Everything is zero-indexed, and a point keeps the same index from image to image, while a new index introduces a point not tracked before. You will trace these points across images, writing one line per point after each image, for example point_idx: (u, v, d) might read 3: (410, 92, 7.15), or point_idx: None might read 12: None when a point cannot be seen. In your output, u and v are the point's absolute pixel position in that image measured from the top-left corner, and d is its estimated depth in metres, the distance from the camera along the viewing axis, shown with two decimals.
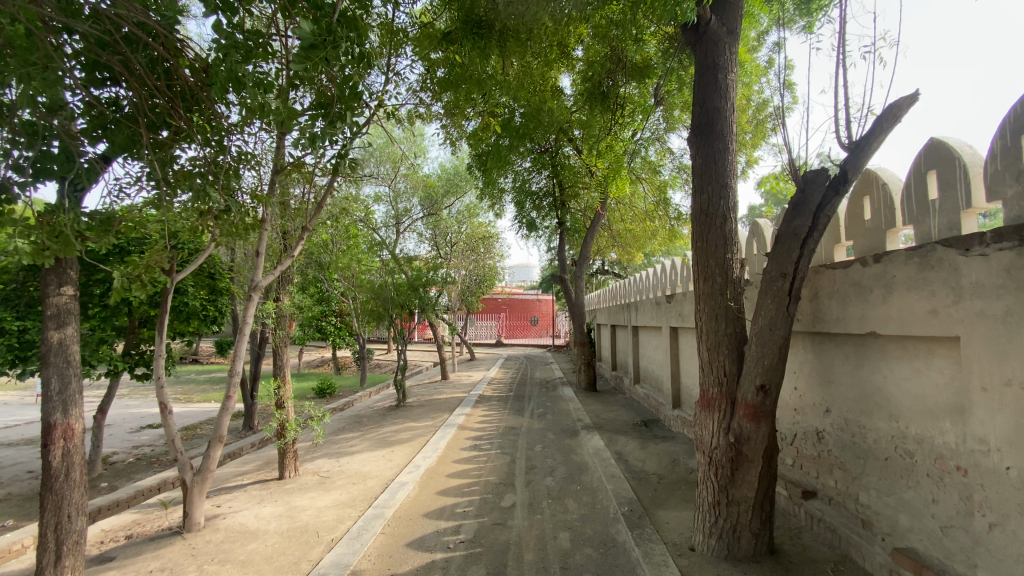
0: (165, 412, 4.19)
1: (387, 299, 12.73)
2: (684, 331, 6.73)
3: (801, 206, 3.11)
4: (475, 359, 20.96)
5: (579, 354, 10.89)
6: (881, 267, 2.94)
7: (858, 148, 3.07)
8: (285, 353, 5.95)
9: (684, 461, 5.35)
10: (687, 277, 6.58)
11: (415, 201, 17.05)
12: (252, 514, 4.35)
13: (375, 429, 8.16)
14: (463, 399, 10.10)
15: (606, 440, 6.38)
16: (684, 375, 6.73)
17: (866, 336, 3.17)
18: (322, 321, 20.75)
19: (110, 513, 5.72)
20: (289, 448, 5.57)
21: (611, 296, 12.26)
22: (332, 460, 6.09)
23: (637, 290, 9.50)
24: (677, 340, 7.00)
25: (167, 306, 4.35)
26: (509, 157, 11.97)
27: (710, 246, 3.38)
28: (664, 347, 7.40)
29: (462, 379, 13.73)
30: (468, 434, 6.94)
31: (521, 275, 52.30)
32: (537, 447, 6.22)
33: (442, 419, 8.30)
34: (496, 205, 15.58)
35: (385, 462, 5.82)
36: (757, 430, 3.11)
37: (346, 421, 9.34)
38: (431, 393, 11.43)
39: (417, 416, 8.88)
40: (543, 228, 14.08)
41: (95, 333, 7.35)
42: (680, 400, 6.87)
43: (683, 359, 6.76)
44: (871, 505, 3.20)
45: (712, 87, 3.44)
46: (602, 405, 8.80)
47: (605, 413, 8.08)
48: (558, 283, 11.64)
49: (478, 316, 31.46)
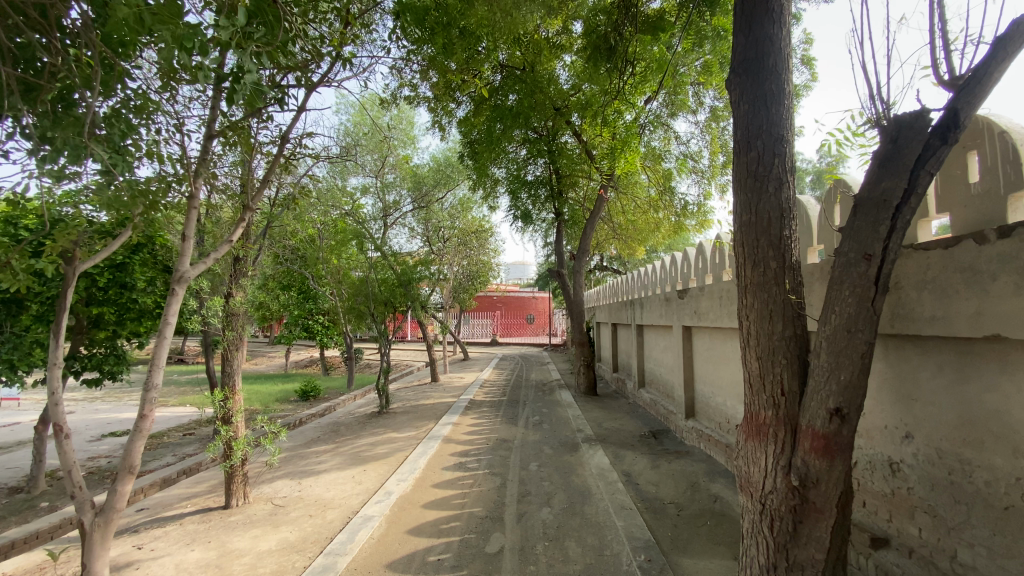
0: (60, 438, 3.32)
1: (371, 295, 11.80)
2: (698, 330, 5.89)
3: (892, 162, 2.25)
4: (469, 359, 20.08)
5: (578, 355, 10.05)
6: (1012, 246, 2.12)
7: (975, 79, 2.21)
8: (236, 359, 5.07)
9: (704, 485, 4.53)
10: (704, 269, 5.72)
11: (403, 193, 16.11)
12: (172, 563, 3.50)
13: (351, 441, 7.28)
14: (452, 404, 9.23)
15: (610, 456, 5.55)
16: (699, 381, 5.90)
17: (977, 341, 2.34)
18: (309, 320, 19.87)
19: (26, 548, 4.82)
20: (237, 472, 4.69)
21: (612, 292, 11.39)
22: (292, 484, 5.22)
23: (642, 286, 8.65)
24: (690, 341, 6.16)
25: (66, 303, 3.47)
26: (502, 143, 11.14)
27: (760, 217, 2.52)
28: (675, 349, 6.55)
29: (453, 381, 12.85)
30: (453, 448, 6.07)
31: (517, 272, 51.35)
32: (532, 465, 5.37)
33: (426, 428, 7.43)
34: (490, 196, 14.70)
35: (353, 486, 4.97)
36: (830, 471, 2.26)
37: (322, 430, 8.48)
38: (418, 397, 10.56)
39: (399, 424, 8.02)
40: (540, 221, 13.24)
41: (28, 334, 6.36)
42: (695, 410, 6.04)
43: (699, 362, 5.91)
44: (978, 568, 2.39)
45: (763, 9, 2.59)
46: (605, 412, 7.95)
47: (609, 422, 7.25)
48: (554, 278, 10.76)
49: (473, 314, 30.65)
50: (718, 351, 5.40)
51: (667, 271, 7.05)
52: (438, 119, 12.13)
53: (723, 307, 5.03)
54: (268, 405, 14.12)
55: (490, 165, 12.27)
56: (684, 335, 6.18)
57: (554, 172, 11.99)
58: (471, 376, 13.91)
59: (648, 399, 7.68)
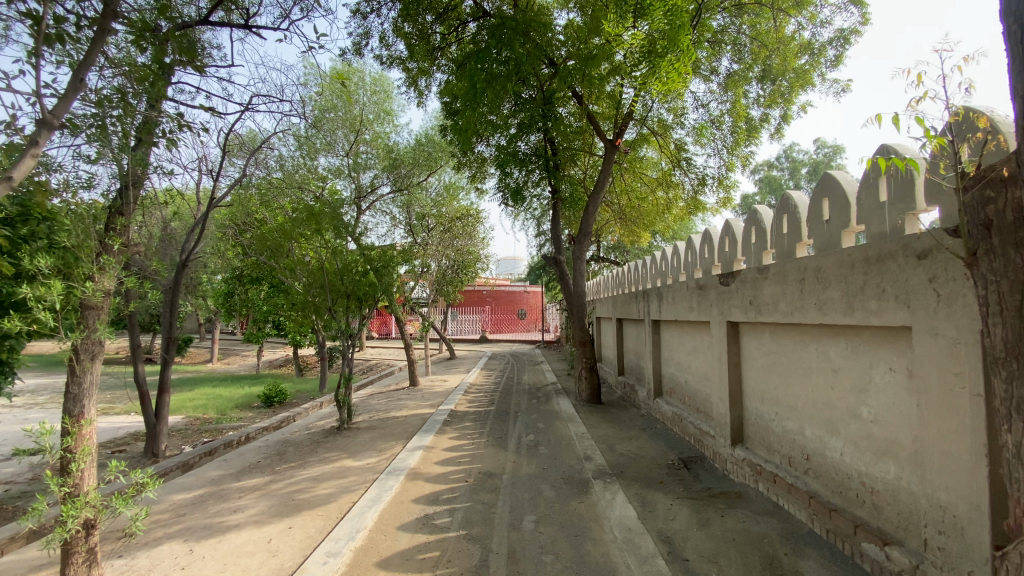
0: None
1: (328, 286, 9.40)
2: (750, 325, 4.36)
3: None
4: (455, 358, 18.46)
5: (579, 357, 8.48)
6: None
7: None
8: (89, 374, 3.54)
9: (790, 564, 2.98)
10: (760, 245, 4.17)
11: (380, 175, 14.41)
12: None
13: (294, 472, 5.64)
14: (428, 417, 7.62)
15: (634, 504, 3.99)
16: (752, 395, 4.37)
17: None
18: (280, 316, 18.12)
19: None
20: (78, 546, 3.18)
21: (616, 281, 9.83)
22: (178, 556, 3.58)
23: (655, 273, 7.08)
24: (738, 342, 4.59)
25: None
26: (488, 106, 9.54)
27: None
28: (713, 352, 4.99)
29: (434, 386, 11.21)
30: (420, 489, 4.48)
31: (507, 267, 49.44)
32: (526, 520, 3.77)
33: (391, 453, 5.82)
34: (477, 177, 13.06)
35: (262, 561, 3.36)
36: None
37: (265, 453, 6.83)
38: (389, 407, 8.93)
39: (359, 446, 6.41)
40: (534, 203, 11.57)
41: None
42: (744, 434, 4.50)
43: (752, 371, 4.36)
44: None
45: None
46: (616, 428, 6.37)
47: (623, 443, 5.71)
48: (550, 265, 9.17)
49: (461, 310, 29.08)
50: (782, 355, 3.88)
51: (696, 251, 5.46)
52: (415, 83, 10.45)
53: (803, 297, 3.43)
54: (225, 413, 12.41)
55: (476, 136, 10.64)
56: (729, 334, 4.59)
57: (550, 143, 10.36)
58: (455, 379, 12.30)
59: (671, 412, 6.13)
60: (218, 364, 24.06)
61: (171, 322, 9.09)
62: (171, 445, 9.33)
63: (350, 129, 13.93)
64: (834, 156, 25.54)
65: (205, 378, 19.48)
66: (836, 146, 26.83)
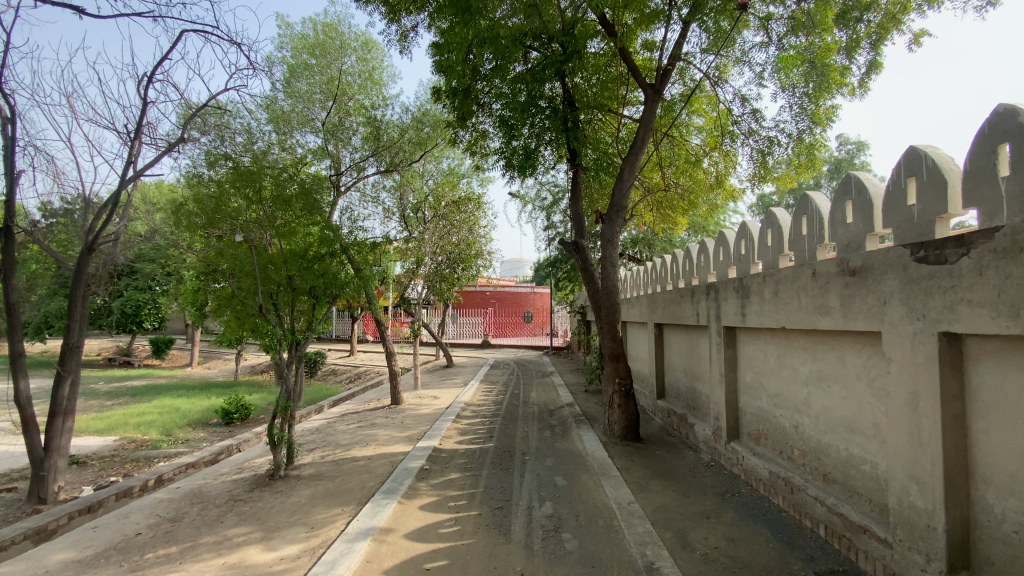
0: None
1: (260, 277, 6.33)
2: (1008, 342, 2.17)
3: None
4: (452, 367, 16.19)
5: (610, 377, 6.21)
6: None
7: None
8: None
9: None
10: None
11: (362, 154, 12.18)
12: None
13: (161, 573, 3.43)
14: (399, 461, 5.39)
15: None
16: (1007, 483, 2.20)
17: None
18: None
19: None
20: None
21: (652, 275, 7.56)
22: None
23: (727, 261, 4.85)
24: (960, 377, 2.39)
25: None
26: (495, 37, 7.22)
27: None
28: (885, 388, 2.77)
29: (421, 406, 8.96)
30: None
31: (510, 270, 46.98)
32: None
33: (325, 538, 3.63)
34: (477, 155, 10.86)
35: None
36: None
37: (155, 520, 4.64)
38: (354, 439, 6.71)
39: (284, 516, 4.21)
40: (547, 175, 9.17)
41: None
42: (976, 558, 2.31)
43: (1011, 437, 2.17)
44: None
45: None
46: (677, 494, 4.14)
47: (702, 529, 3.49)
48: (568, 253, 6.88)
49: (462, 312, 26.89)
50: None
51: (839, 213, 3.24)
52: (399, 22, 8.23)
53: None
54: (169, 433, 10.22)
55: (476, 89, 8.39)
56: (947, 359, 2.39)
57: (570, 98, 8.11)
58: (448, 396, 10.02)
59: (768, 472, 3.92)
60: (196, 368, 22.04)
61: (73, 325, 6.94)
62: (71, 485, 7.14)
63: (327, 96, 11.74)
64: (859, 154, 23.29)
65: (173, 386, 17.36)
66: (858, 144, 24.56)
